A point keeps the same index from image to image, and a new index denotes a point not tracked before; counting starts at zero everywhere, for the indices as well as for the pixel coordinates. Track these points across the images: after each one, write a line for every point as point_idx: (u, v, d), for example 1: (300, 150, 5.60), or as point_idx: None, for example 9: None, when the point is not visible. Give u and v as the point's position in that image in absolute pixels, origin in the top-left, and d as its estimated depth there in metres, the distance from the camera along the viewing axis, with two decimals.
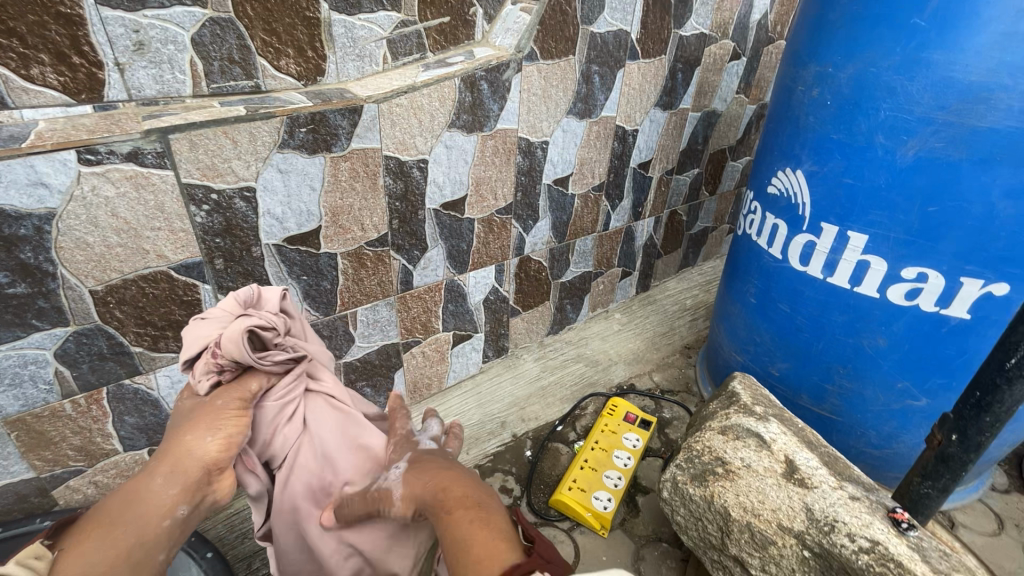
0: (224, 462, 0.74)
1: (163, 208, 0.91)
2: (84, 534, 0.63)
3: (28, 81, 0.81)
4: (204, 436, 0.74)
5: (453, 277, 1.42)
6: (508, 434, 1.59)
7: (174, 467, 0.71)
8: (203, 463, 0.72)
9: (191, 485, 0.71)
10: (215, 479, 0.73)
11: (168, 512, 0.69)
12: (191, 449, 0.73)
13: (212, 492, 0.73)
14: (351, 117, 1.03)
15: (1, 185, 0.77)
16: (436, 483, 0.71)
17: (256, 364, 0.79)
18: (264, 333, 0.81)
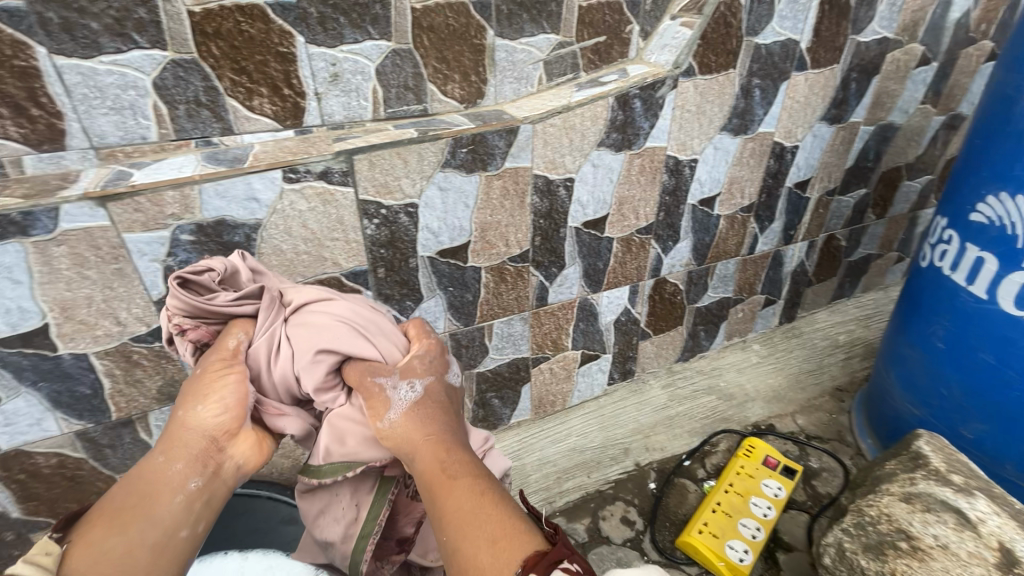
0: (229, 427, 0.73)
1: (342, 221, 1.00)
2: (93, 525, 0.64)
3: (249, 111, 0.95)
4: (193, 407, 0.72)
5: (587, 295, 1.40)
6: (632, 462, 1.52)
7: (174, 443, 0.71)
8: (203, 433, 0.71)
9: (194, 459, 0.70)
10: (226, 444, 0.72)
11: (180, 488, 0.68)
12: (187, 424, 0.72)
13: (225, 460, 0.72)
14: (508, 137, 1.06)
15: (226, 198, 0.89)
16: (431, 443, 0.71)
17: (208, 307, 0.78)
18: (203, 278, 0.80)
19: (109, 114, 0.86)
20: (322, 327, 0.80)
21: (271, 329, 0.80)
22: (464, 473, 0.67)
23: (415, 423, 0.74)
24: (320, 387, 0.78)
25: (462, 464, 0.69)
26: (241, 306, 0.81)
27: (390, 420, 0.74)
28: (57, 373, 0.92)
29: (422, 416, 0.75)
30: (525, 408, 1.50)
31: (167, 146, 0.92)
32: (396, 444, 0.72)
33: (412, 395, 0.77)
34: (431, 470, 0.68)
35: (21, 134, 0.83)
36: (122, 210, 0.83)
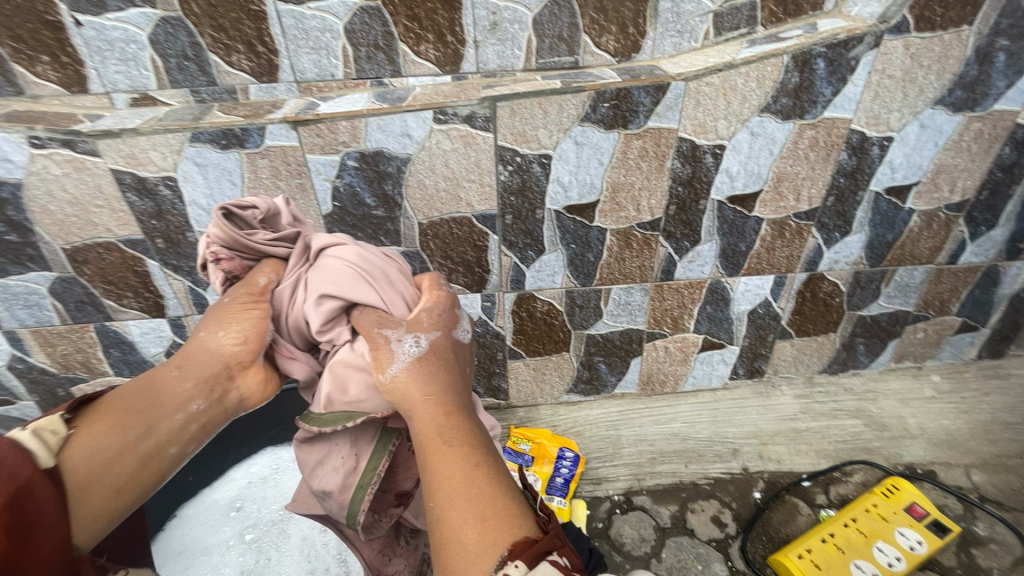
0: (246, 358, 0.72)
1: (479, 165, 1.07)
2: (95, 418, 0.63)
3: (415, 55, 1.04)
4: (216, 331, 0.72)
5: (720, 278, 1.29)
6: (738, 464, 1.40)
7: (190, 360, 0.70)
8: (222, 359, 0.71)
9: (205, 380, 0.69)
10: (238, 374, 0.71)
11: (184, 406, 0.67)
12: (207, 344, 0.71)
13: (233, 389, 0.71)
14: (656, 95, 1.01)
15: (385, 132, 1.01)
16: (429, 403, 0.62)
17: (243, 241, 0.76)
18: (243, 213, 0.78)
19: (310, 54, 1.03)
20: (345, 272, 0.75)
21: (299, 269, 0.78)
22: (463, 440, 0.58)
23: (418, 376, 0.65)
24: (331, 331, 0.73)
25: (461, 429, 0.59)
26: (276, 248, 0.79)
27: (391, 372, 0.65)
28: None
29: (427, 369, 0.66)
30: (632, 381, 1.46)
31: (348, 85, 1.07)
32: (396, 399, 0.64)
33: (416, 347, 0.68)
34: (428, 431, 0.59)
35: (250, 67, 1.03)
36: (308, 134, 1.00)
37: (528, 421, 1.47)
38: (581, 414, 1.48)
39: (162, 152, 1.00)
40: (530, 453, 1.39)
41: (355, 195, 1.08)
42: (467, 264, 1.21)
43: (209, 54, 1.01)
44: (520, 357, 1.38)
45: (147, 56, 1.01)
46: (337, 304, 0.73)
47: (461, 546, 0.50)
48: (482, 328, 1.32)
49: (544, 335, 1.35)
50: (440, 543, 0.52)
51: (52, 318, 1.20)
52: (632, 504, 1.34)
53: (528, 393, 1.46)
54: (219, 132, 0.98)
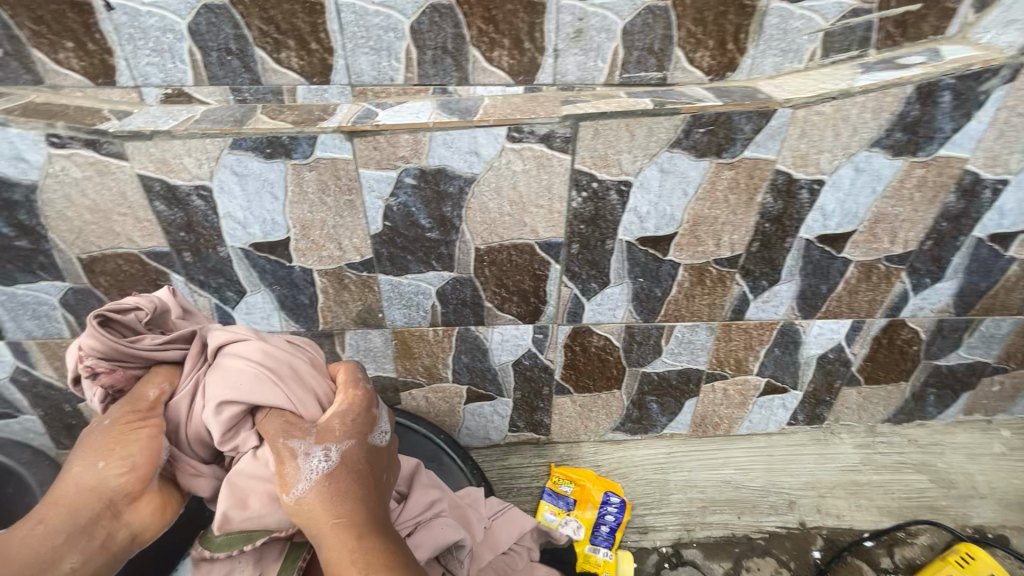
0: (131, 490, 0.62)
1: (550, 189, 0.95)
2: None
3: (487, 62, 0.93)
4: (94, 462, 0.62)
5: (794, 320, 1.18)
6: (794, 519, 1.30)
7: (59, 507, 0.60)
8: (99, 497, 0.60)
9: (77, 531, 0.59)
10: (125, 509, 0.62)
11: (50, 567, 0.58)
12: (79, 481, 0.61)
13: (120, 529, 0.61)
14: (758, 121, 0.89)
15: (451, 149, 0.90)
16: (341, 530, 0.61)
17: (126, 350, 0.70)
18: (126, 317, 0.72)
19: (370, 54, 0.91)
20: (245, 371, 0.70)
21: (194, 373, 0.72)
22: (372, 565, 0.60)
23: (326, 493, 0.63)
24: (232, 441, 0.67)
25: (371, 555, 0.60)
26: (168, 351, 0.73)
27: (297, 493, 0.63)
28: (287, 281, 1.05)
29: (336, 483, 0.64)
30: (683, 422, 1.36)
31: (409, 91, 0.95)
32: (306, 524, 0.62)
33: (324, 457, 0.65)
34: (340, 565, 0.60)
35: (300, 66, 0.92)
36: (364, 146, 0.88)
37: (569, 459, 1.37)
38: (627, 454, 1.38)
39: (197, 158, 0.88)
40: (573, 495, 1.29)
41: (409, 216, 0.97)
42: (522, 293, 1.10)
43: (256, 50, 0.90)
44: (567, 392, 1.28)
45: (185, 48, 0.89)
46: (236, 411, 0.67)
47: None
48: (530, 361, 1.21)
49: (596, 371, 1.24)
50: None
51: (62, 331, 1.09)
52: (681, 557, 1.24)
53: (571, 429, 1.35)
54: (264, 140, 0.87)
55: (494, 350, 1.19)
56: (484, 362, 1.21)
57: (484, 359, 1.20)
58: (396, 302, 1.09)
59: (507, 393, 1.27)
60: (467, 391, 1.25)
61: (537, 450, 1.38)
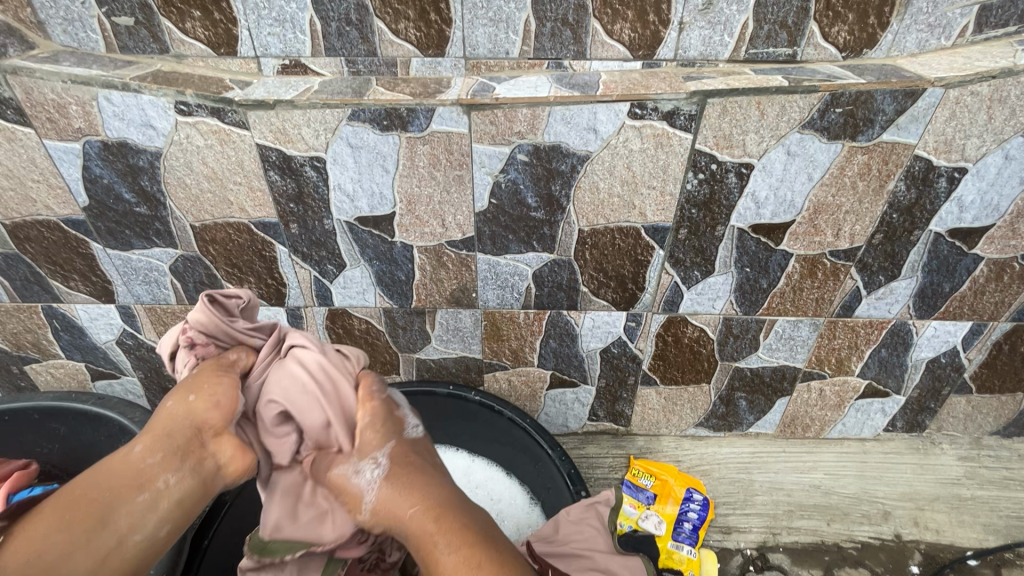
0: (217, 422, 0.65)
1: (666, 169, 0.91)
2: (35, 523, 0.55)
3: (607, 36, 0.90)
4: (186, 396, 0.67)
5: (908, 320, 1.11)
6: (890, 530, 1.22)
7: (155, 434, 0.63)
8: (189, 423, 0.64)
9: (171, 451, 0.61)
10: (211, 439, 0.64)
11: (147, 485, 0.59)
12: (171, 411, 0.65)
13: (208, 456, 0.63)
14: (903, 102, 0.82)
15: (568, 125, 0.87)
16: (413, 521, 0.61)
17: (221, 331, 0.77)
18: (229, 301, 0.80)
19: (487, 26, 0.89)
20: (301, 376, 0.72)
21: (258, 367, 0.75)
22: (457, 539, 0.59)
23: (394, 486, 0.63)
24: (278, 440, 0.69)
25: (450, 529, 0.60)
26: (251, 336, 0.79)
27: (367, 499, 0.63)
28: (387, 256, 1.05)
29: (401, 478, 0.64)
30: (771, 422, 1.31)
31: (523, 65, 0.93)
32: (381, 519, 0.63)
33: (381, 464, 0.65)
34: (422, 540, 0.60)
35: (417, 38, 0.91)
36: (480, 120, 0.86)
37: (648, 452, 1.33)
38: (709, 451, 1.34)
39: (315, 129, 0.88)
40: (653, 490, 1.25)
41: (517, 194, 0.95)
42: (620, 279, 1.06)
43: (375, 20, 0.89)
44: (652, 384, 1.24)
45: (306, 18, 0.89)
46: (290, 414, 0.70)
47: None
48: (619, 349, 1.18)
49: (687, 363, 1.20)
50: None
51: (168, 297, 1.13)
52: (767, 561, 1.19)
53: (652, 421, 1.32)
54: (382, 111, 0.86)
55: (583, 336, 1.16)
56: (572, 348, 1.18)
57: (572, 345, 1.18)
58: (492, 282, 1.08)
59: (591, 381, 1.24)
60: (550, 377, 1.24)
61: (614, 441, 1.35)
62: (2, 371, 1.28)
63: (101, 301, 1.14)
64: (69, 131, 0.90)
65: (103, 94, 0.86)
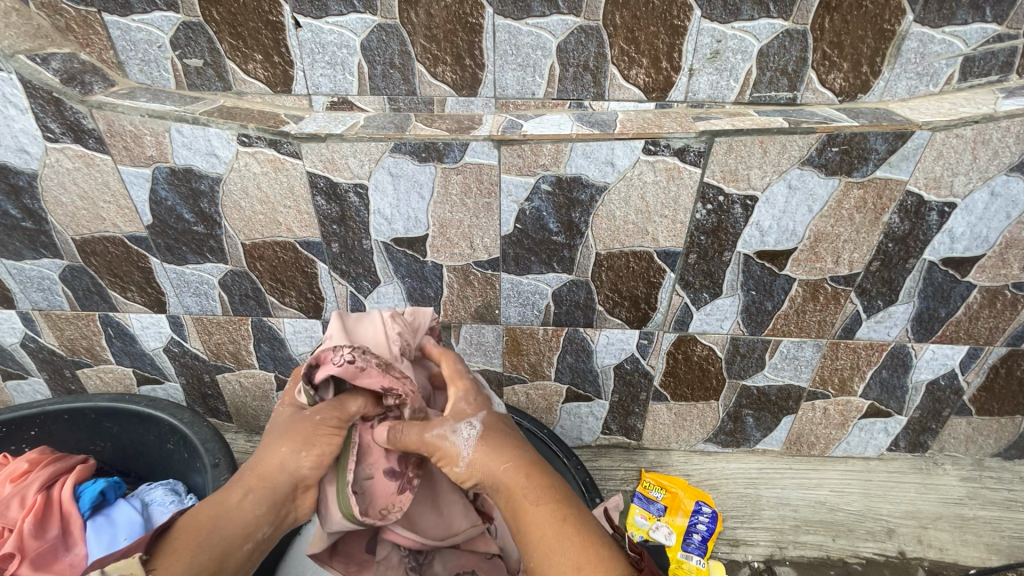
0: (312, 480, 0.72)
1: (677, 200, 1.00)
2: (174, 555, 0.62)
3: (624, 80, 0.99)
4: (297, 451, 0.71)
5: (907, 343, 1.17)
6: (894, 547, 1.26)
7: (263, 482, 0.70)
8: (292, 481, 0.71)
9: (272, 506, 0.69)
10: (303, 494, 0.72)
11: (250, 535, 0.67)
12: (282, 461, 0.71)
13: (295, 510, 0.72)
14: (893, 143, 0.91)
15: (588, 158, 0.96)
16: (506, 477, 0.69)
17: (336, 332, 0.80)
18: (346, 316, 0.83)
19: (516, 70, 1.00)
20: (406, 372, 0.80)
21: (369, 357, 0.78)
22: (549, 500, 0.66)
23: (491, 450, 0.71)
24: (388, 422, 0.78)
25: (541, 489, 0.67)
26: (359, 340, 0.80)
27: (463, 458, 0.71)
28: (419, 275, 1.14)
29: (496, 444, 0.72)
30: (778, 438, 1.37)
31: (547, 104, 1.03)
32: (479, 474, 0.70)
33: (477, 429, 0.73)
34: (518, 492, 0.67)
35: (452, 79, 1.01)
36: (509, 154, 0.96)
37: (659, 466, 1.39)
38: (718, 466, 1.39)
39: (361, 160, 0.98)
40: (663, 502, 1.31)
41: (540, 220, 1.04)
42: (634, 299, 1.14)
43: (416, 64, 1.00)
44: (663, 400, 1.31)
45: (355, 61, 1.00)
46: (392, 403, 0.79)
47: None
48: (632, 365, 1.25)
49: (696, 380, 1.27)
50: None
51: (215, 308, 1.23)
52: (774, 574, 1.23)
53: (663, 436, 1.38)
54: (421, 145, 0.96)
55: (598, 352, 1.23)
56: (587, 363, 1.26)
57: (587, 361, 1.25)
58: (514, 300, 1.16)
59: (605, 396, 1.31)
60: (566, 391, 1.31)
61: (626, 454, 1.41)
62: (56, 375, 1.38)
63: (153, 311, 1.24)
64: (142, 158, 1.01)
65: (175, 127, 0.97)
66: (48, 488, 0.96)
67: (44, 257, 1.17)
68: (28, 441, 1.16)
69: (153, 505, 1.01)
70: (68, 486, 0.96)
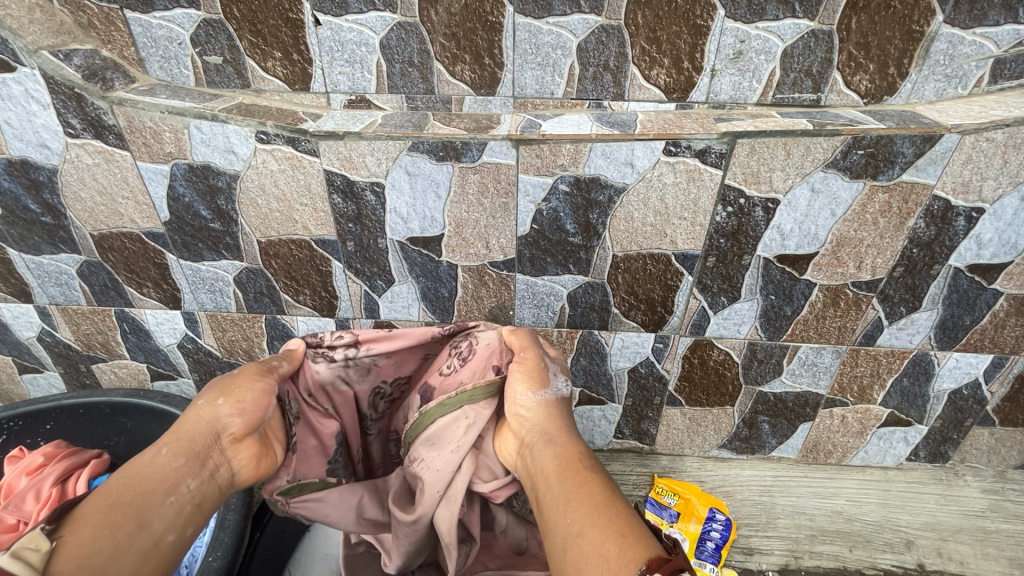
0: (236, 431, 0.68)
1: (697, 202, 0.98)
2: (84, 519, 0.54)
3: (644, 80, 0.98)
4: (215, 400, 0.69)
5: (929, 350, 1.14)
6: (913, 560, 1.23)
7: (181, 435, 0.65)
8: (211, 430, 0.67)
9: (192, 457, 0.64)
10: (228, 447, 0.68)
11: (174, 488, 0.61)
12: (196, 413, 0.68)
13: (223, 466, 0.67)
14: (921, 146, 0.89)
15: (608, 159, 0.95)
16: (562, 437, 0.71)
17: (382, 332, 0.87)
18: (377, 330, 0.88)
19: (536, 69, 0.99)
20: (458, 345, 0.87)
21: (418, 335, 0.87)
22: (597, 470, 0.65)
23: (559, 413, 0.75)
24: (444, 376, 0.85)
25: (594, 460, 0.67)
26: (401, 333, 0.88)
27: (542, 397, 0.76)
28: (433, 274, 1.14)
29: (564, 413, 0.76)
30: (794, 446, 1.34)
31: (566, 104, 1.02)
32: (539, 424, 0.73)
33: (565, 389, 0.79)
34: (571, 456, 0.67)
35: (471, 78, 1.01)
36: (528, 153, 0.95)
37: (671, 471, 1.37)
38: (732, 473, 1.37)
39: (378, 158, 0.98)
40: (676, 508, 1.29)
41: (557, 220, 1.03)
42: (650, 302, 1.13)
43: (435, 63, 0.99)
44: (678, 404, 1.29)
45: (374, 60, 1.00)
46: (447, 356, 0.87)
47: (602, 557, 0.53)
48: (646, 369, 1.24)
49: (711, 386, 1.25)
50: (571, 551, 0.56)
51: (229, 305, 1.23)
52: None
53: (676, 441, 1.37)
54: (439, 144, 0.95)
55: (613, 355, 1.22)
56: (601, 366, 1.24)
57: (601, 363, 1.24)
58: (528, 301, 1.15)
59: (618, 400, 1.30)
60: (579, 393, 1.29)
61: (639, 459, 1.40)
62: (71, 369, 1.39)
63: (168, 307, 1.25)
64: (161, 155, 1.01)
65: (194, 124, 0.97)
66: (64, 481, 0.97)
67: (62, 252, 1.17)
68: (43, 435, 1.17)
69: None
70: (82, 480, 0.96)
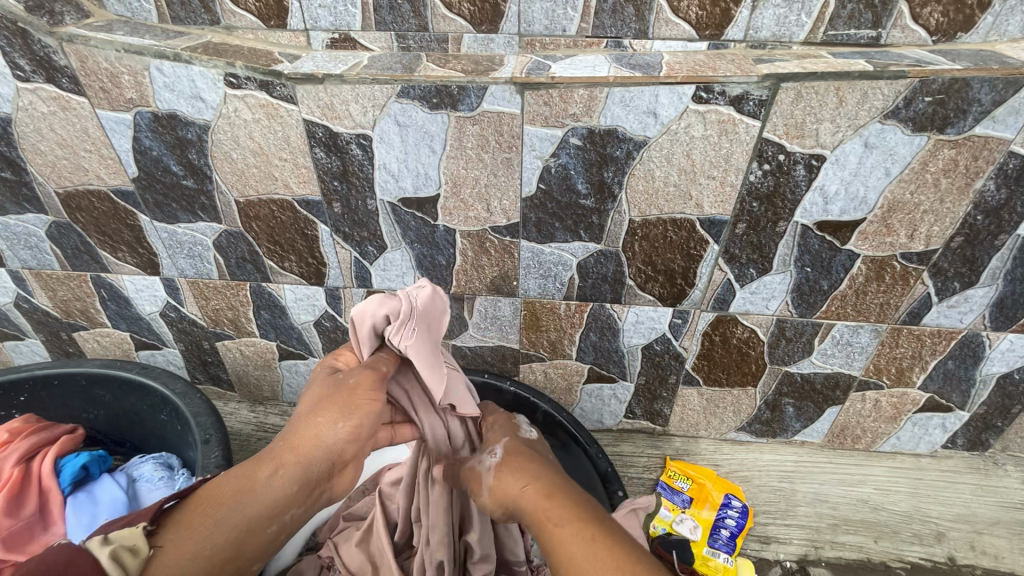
0: (349, 459, 0.68)
1: (728, 158, 0.85)
2: (186, 530, 0.60)
3: (673, 13, 0.84)
4: (334, 422, 0.67)
5: (982, 331, 1.02)
6: (943, 552, 1.14)
7: (297, 459, 0.65)
8: (327, 459, 0.66)
9: (306, 486, 0.65)
10: (337, 474, 0.68)
11: (276, 516, 0.64)
12: (321, 440, 0.66)
13: (328, 488, 0.68)
14: (1002, 91, 0.75)
15: (627, 107, 0.82)
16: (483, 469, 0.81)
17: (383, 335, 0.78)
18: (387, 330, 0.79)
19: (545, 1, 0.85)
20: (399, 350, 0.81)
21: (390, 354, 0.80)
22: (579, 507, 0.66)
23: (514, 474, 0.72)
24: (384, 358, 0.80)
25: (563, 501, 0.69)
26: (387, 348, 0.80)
27: (486, 486, 0.72)
28: (429, 240, 1.03)
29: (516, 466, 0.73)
30: (819, 430, 1.25)
31: (580, 44, 0.89)
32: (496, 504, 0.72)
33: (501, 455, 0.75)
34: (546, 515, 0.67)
35: (470, 12, 0.87)
36: (534, 100, 0.82)
37: (685, 454, 1.29)
38: (750, 457, 1.29)
39: (363, 106, 0.86)
40: (689, 493, 1.21)
41: (567, 179, 0.91)
42: (669, 273, 1.02)
43: None
44: (695, 384, 1.19)
45: None
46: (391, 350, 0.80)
47: None
48: (662, 346, 1.13)
49: (732, 365, 1.15)
50: None
51: (210, 272, 1.14)
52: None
53: (692, 423, 1.28)
54: (433, 88, 0.83)
55: (625, 331, 1.11)
56: (613, 343, 1.14)
57: (613, 339, 1.13)
58: (534, 271, 1.05)
59: (630, 378, 1.20)
60: (588, 370, 1.20)
61: (650, 440, 1.32)
62: (52, 337, 1.32)
63: (147, 273, 1.16)
64: (121, 101, 0.90)
65: (154, 65, 0.85)
66: (29, 460, 0.93)
67: (28, 212, 1.08)
68: (17, 407, 1.11)
69: (139, 482, 0.96)
70: (48, 460, 0.93)
